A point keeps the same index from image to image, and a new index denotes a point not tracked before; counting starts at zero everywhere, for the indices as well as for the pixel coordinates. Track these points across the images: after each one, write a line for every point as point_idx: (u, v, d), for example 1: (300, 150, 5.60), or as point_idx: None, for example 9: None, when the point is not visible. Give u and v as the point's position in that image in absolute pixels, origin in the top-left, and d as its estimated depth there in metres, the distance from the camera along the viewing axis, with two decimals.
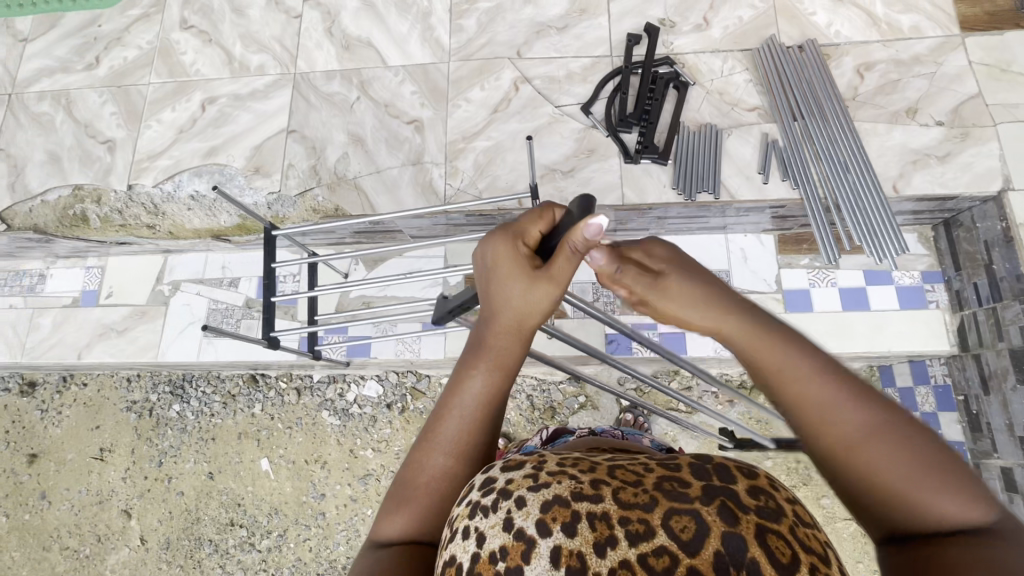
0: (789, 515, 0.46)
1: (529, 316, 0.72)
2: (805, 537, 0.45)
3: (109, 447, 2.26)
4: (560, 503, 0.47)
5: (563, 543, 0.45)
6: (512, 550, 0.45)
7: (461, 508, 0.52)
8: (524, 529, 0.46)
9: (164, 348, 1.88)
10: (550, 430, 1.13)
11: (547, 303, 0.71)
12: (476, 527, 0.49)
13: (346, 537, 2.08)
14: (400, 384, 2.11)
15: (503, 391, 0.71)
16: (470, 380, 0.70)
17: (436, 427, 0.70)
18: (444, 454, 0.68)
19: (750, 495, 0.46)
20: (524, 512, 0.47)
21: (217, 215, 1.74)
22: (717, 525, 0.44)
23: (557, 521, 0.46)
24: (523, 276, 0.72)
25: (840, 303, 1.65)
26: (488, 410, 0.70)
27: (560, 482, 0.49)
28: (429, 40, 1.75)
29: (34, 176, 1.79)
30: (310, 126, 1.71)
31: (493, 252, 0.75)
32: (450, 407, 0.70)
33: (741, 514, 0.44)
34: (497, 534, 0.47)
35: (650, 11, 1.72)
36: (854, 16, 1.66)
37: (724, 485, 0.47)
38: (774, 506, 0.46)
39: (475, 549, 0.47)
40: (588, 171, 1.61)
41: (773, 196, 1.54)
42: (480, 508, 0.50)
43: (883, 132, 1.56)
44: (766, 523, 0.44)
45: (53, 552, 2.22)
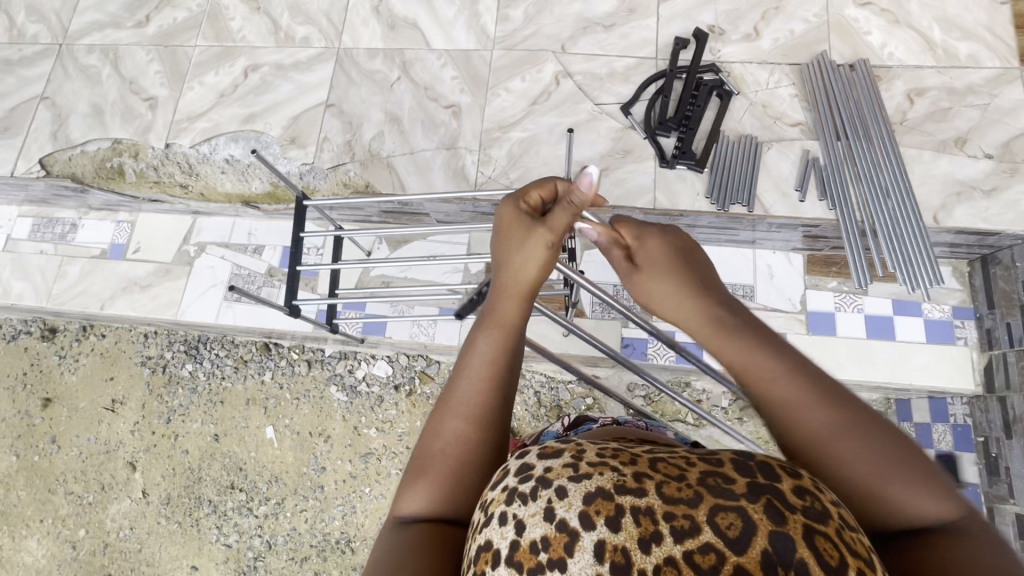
0: (835, 517, 0.47)
1: (531, 271, 0.77)
2: (850, 540, 0.45)
3: (121, 399, 2.30)
4: (603, 495, 0.47)
5: (607, 537, 0.45)
6: (554, 541, 0.47)
7: (496, 493, 0.54)
8: (566, 520, 0.47)
9: (184, 306, 1.90)
10: (571, 418, 1.12)
11: (543, 251, 0.77)
12: (515, 515, 0.50)
13: (342, 512, 2.10)
14: (410, 367, 2.12)
15: (513, 347, 0.72)
16: (479, 341, 0.72)
17: (450, 393, 0.70)
18: (458, 417, 0.68)
19: (796, 495, 0.47)
20: (566, 503, 0.48)
21: (250, 180, 1.76)
22: (764, 524, 0.44)
23: (601, 515, 0.46)
24: (525, 235, 0.78)
25: (864, 331, 1.62)
26: (498, 366, 0.70)
27: (602, 474, 0.49)
28: (474, 27, 1.75)
29: (77, 126, 1.83)
30: (349, 102, 1.72)
31: (501, 221, 0.82)
32: (461, 369, 0.71)
33: (789, 514, 0.45)
34: (537, 524, 0.48)
35: (700, 16, 1.69)
36: (910, 39, 1.63)
37: (769, 483, 0.48)
38: (821, 507, 0.47)
39: (514, 537, 0.49)
40: (622, 172, 1.59)
41: (808, 215, 1.51)
42: (518, 495, 0.51)
43: (928, 160, 1.52)
44: (814, 524, 0.45)
45: (58, 495, 2.27)
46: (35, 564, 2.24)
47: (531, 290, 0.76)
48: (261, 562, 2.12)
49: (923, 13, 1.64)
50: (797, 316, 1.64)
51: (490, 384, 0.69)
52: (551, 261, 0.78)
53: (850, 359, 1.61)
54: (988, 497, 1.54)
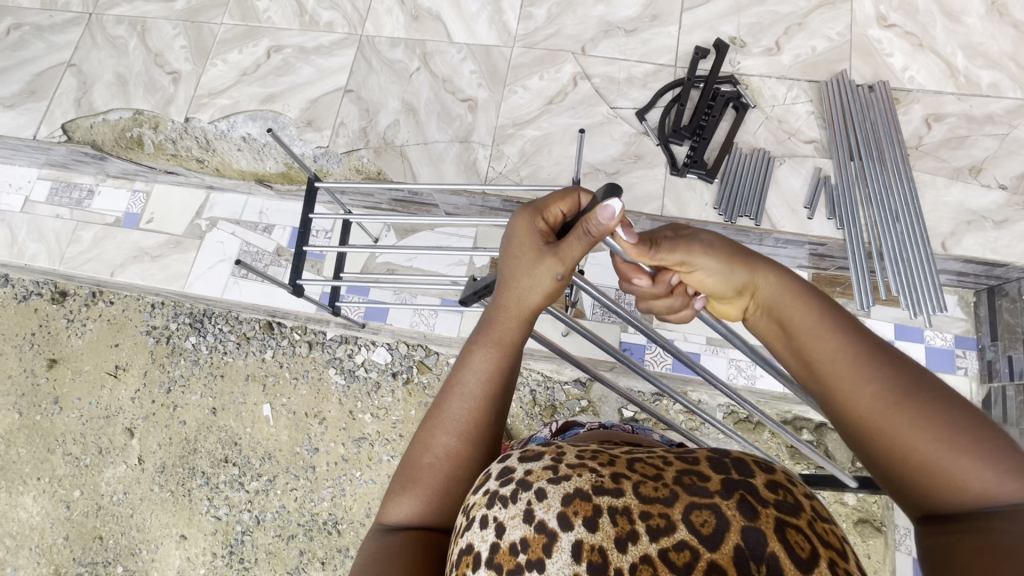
0: (806, 510, 0.49)
1: (535, 299, 0.74)
2: (822, 532, 0.48)
3: (124, 365, 2.34)
4: (581, 496, 0.50)
5: (585, 537, 0.48)
6: (533, 542, 0.49)
7: (478, 497, 0.56)
8: (545, 521, 0.49)
9: (192, 279, 1.93)
10: (561, 422, 1.14)
11: (551, 283, 0.72)
12: (495, 518, 0.52)
13: (331, 493, 2.12)
14: (409, 355, 2.13)
15: (510, 368, 0.73)
16: (476, 360, 0.72)
17: (441, 408, 0.72)
18: (449, 434, 0.70)
19: (768, 490, 0.49)
20: (545, 505, 0.50)
21: (265, 160, 1.78)
22: (736, 520, 0.46)
23: (579, 515, 0.49)
24: (535, 257, 0.74)
25: None
26: (495, 385, 0.71)
27: (580, 475, 0.52)
28: (497, 23, 1.76)
29: (100, 94, 1.85)
30: (367, 89, 1.74)
31: (515, 231, 0.77)
32: (456, 388, 0.72)
33: (761, 509, 0.47)
34: (517, 526, 0.50)
35: (722, 27, 1.70)
36: (932, 64, 1.62)
37: (742, 480, 0.50)
38: (792, 501, 0.49)
39: (495, 539, 0.51)
40: (633, 177, 1.59)
41: (815, 232, 1.50)
42: (499, 497, 0.53)
43: (941, 187, 1.51)
44: (785, 517, 0.47)
45: (56, 455, 2.31)
46: (29, 521, 2.29)
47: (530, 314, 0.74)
48: (248, 536, 2.15)
49: (947, 39, 1.63)
50: None
51: (486, 401, 0.71)
52: (557, 291, 0.74)
53: None
54: None
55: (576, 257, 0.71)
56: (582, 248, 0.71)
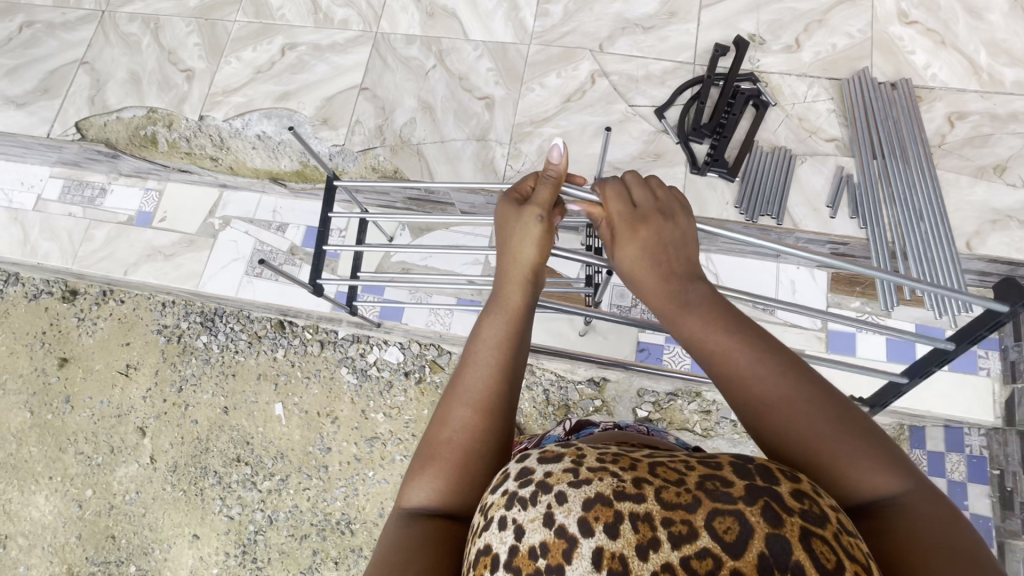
0: (831, 521, 0.48)
1: (530, 252, 0.81)
2: (848, 544, 0.46)
3: (135, 364, 2.34)
4: (602, 501, 0.48)
5: (605, 544, 0.46)
6: (552, 548, 0.48)
7: (496, 497, 0.54)
8: (566, 526, 0.48)
9: (206, 278, 1.92)
10: (574, 421, 1.16)
11: (536, 227, 0.81)
12: (514, 519, 0.51)
13: (344, 493, 2.12)
14: (421, 355, 2.12)
15: (520, 334, 0.76)
16: (488, 327, 0.76)
17: (457, 383, 0.73)
18: (465, 407, 0.70)
19: (794, 498, 0.47)
20: (565, 509, 0.49)
21: (280, 158, 1.77)
22: (761, 527, 0.45)
23: (600, 521, 0.47)
24: (518, 217, 0.83)
25: (884, 353, 1.63)
26: (505, 352, 0.74)
27: (602, 479, 0.50)
28: (513, 20, 1.75)
29: (114, 92, 1.84)
30: (383, 86, 1.72)
31: (500, 212, 0.85)
32: (468, 363, 0.74)
33: (786, 517, 0.46)
34: (536, 530, 0.49)
35: (742, 24, 1.68)
36: (955, 62, 1.60)
37: (767, 486, 0.48)
38: (818, 511, 0.48)
39: (514, 542, 0.50)
40: (652, 176, 1.58)
41: (837, 232, 1.49)
42: (519, 499, 0.52)
43: (966, 186, 1.49)
44: (810, 527, 0.46)
45: (68, 454, 2.31)
46: (41, 520, 2.29)
47: (529, 276, 0.80)
48: (261, 536, 2.15)
49: (970, 36, 1.61)
50: (818, 334, 1.66)
51: (498, 369, 0.73)
52: (547, 237, 0.83)
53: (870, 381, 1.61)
54: (1000, 532, 1.52)
55: (548, 199, 0.83)
56: (552, 191, 0.83)
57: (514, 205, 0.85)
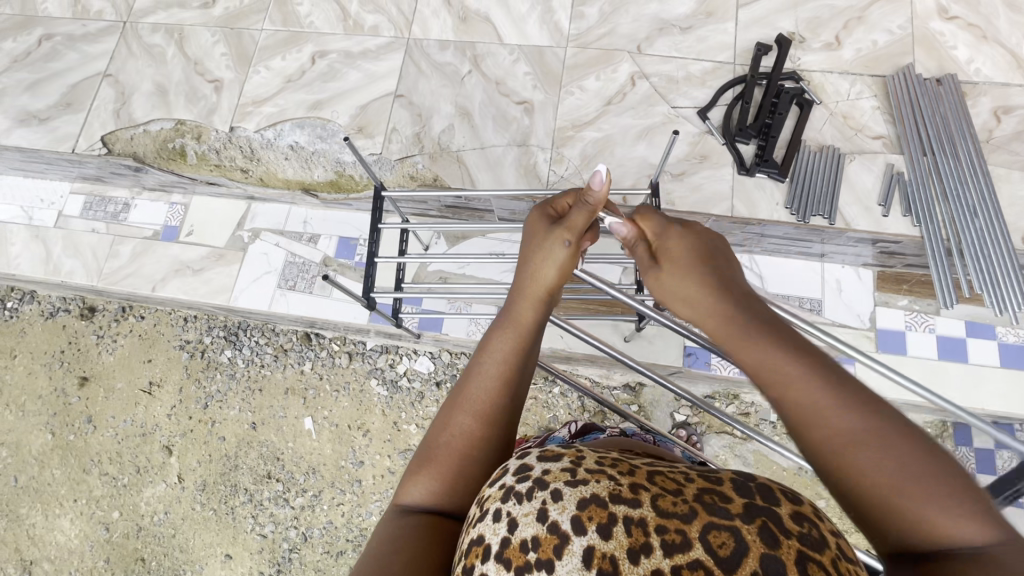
0: (832, 548, 0.46)
1: (551, 274, 0.77)
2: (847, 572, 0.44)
3: (159, 382, 2.28)
4: (597, 502, 0.48)
5: (597, 543, 0.45)
6: (544, 542, 0.47)
7: (494, 489, 0.53)
8: (559, 522, 0.47)
9: (237, 292, 1.88)
10: (578, 425, 1.22)
11: (564, 253, 0.77)
12: (509, 512, 0.50)
13: (379, 507, 2.08)
14: (453, 364, 2.08)
15: (528, 349, 0.72)
16: (496, 339, 0.72)
17: (461, 389, 0.70)
18: (467, 414, 0.68)
19: (793, 521, 0.46)
20: (560, 506, 0.48)
21: (313, 168, 1.73)
22: (756, 546, 0.44)
23: (593, 521, 0.47)
24: (545, 237, 0.79)
25: (936, 351, 1.58)
26: (510, 364, 0.70)
27: (599, 481, 0.50)
28: (548, 23, 1.72)
29: (140, 105, 1.80)
30: (418, 93, 1.69)
31: (527, 223, 0.84)
32: (474, 369, 0.71)
33: (783, 539, 0.45)
34: (529, 524, 0.48)
35: (781, 23, 1.66)
36: (997, 56, 1.59)
37: (766, 506, 0.47)
38: (818, 536, 0.46)
39: (506, 534, 0.49)
40: (699, 178, 1.55)
41: (891, 230, 1.46)
42: (515, 493, 0.51)
43: (1017, 181, 1.47)
44: (808, 551, 0.44)
45: (92, 475, 2.25)
46: (67, 544, 2.23)
47: (545, 294, 0.76)
48: (296, 554, 2.10)
49: (1011, 30, 1.60)
50: (867, 333, 1.61)
51: (504, 383, 0.69)
52: (570, 265, 0.78)
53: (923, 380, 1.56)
54: None
55: (581, 226, 0.79)
56: (588, 218, 0.80)
57: (547, 222, 0.82)
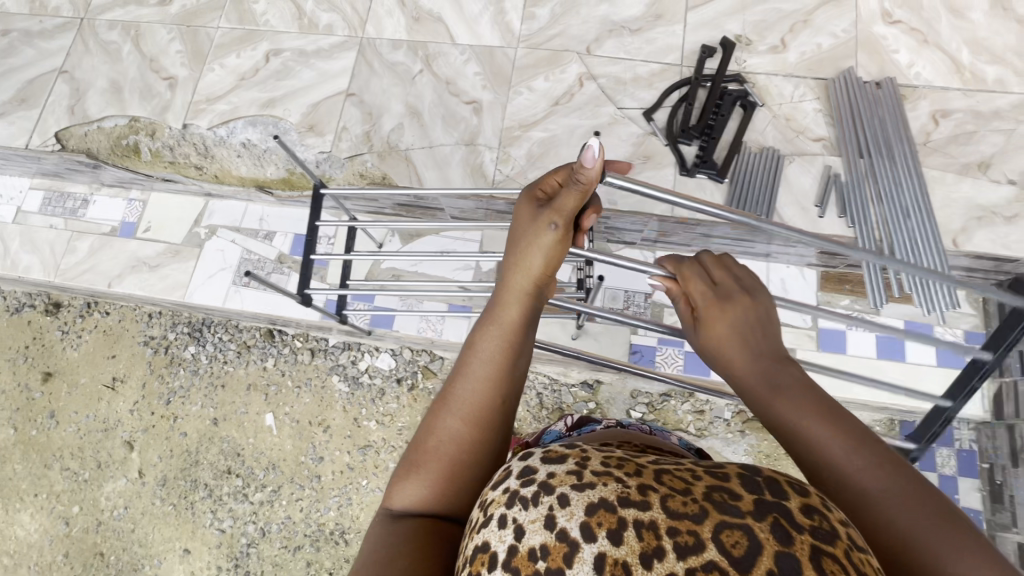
0: (845, 540, 0.44)
1: (536, 260, 0.75)
2: (862, 564, 0.43)
3: (122, 377, 2.29)
4: (606, 507, 0.45)
5: (608, 551, 0.43)
6: (552, 551, 0.44)
7: (496, 494, 0.51)
8: (567, 530, 0.45)
9: (192, 289, 1.89)
10: (575, 417, 1.13)
11: (550, 238, 0.75)
12: (514, 519, 0.47)
13: (338, 503, 2.08)
14: (413, 361, 2.10)
15: (518, 346, 0.71)
16: (484, 339, 0.71)
17: (451, 388, 0.70)
18: (456, 414, 0.67)
19: (804, 514, 0.44)
20: (568, 512, 0.45)
21: (265, 166, 1.74)
22: (770, 543, 0.42)
23: (602, 527, 0.44)
24: (532, 224, 0.76)
25: (874, 350, 1.62)
26: (500, 361, 0.70)
27: (606, 484, 0.46)
28: (500, 24, 1.74)
29: (94, 102, 1.81)
30: (369, 92, 1.71)
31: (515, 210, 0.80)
32: (465, 366, 0.70)
33: (796, 534, 0.42)
34: (537, 531, 0.45)
35: (728, 25, 1.68)
36: (937, 60, 1.61)
37: (778, 501, 0.45)
38: (830, 529, 0.44)
39: (512, 542, 0.46)
40: (642, 177, 1.58)
41: (827, 231, 1.49)
42: (520, 498, 0.48)
43: (951, 183, 1.50)
44: (821, 544, 0.42)
45: (54, 470, 2.26)
46: (27, 538, 2.24)
47: (532, 282, 0.75)
48: (254, 548, 2.10)
49: (952, 34, 1.63)
50: (809, 332, 1.64)
51: (494, 382, 0.69)
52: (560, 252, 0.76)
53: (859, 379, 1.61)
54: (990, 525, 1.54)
55: (572, 207, 0.76)
56: (575, 199, 0.76)
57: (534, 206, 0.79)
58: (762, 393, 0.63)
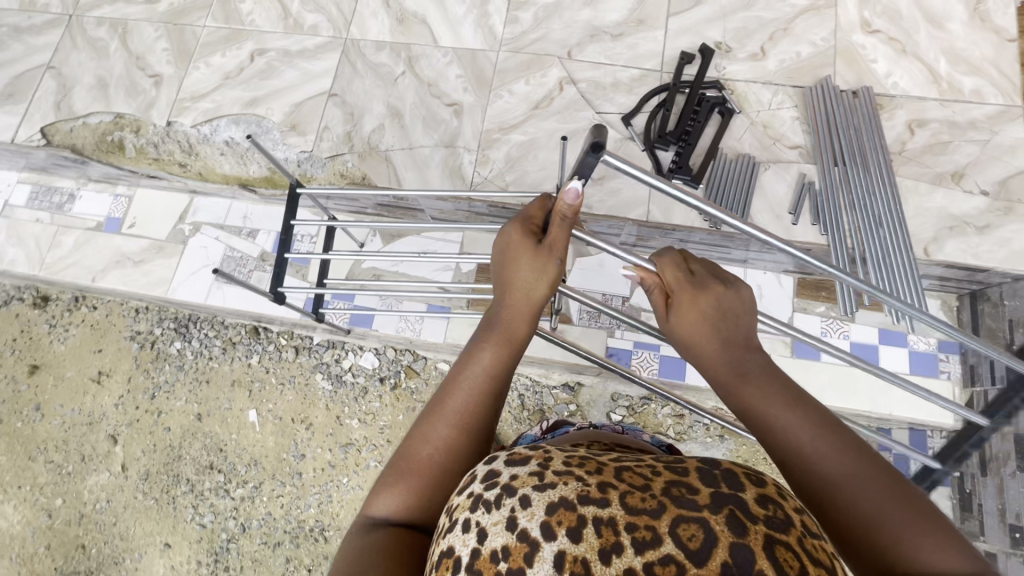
0: (797, 527, 0.47)
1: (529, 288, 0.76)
2: (812, 549, 0.46)
3: (107, 371, 2.31)
4: (567, 506, 0.48)
5: (568, 548, 0.46)
6: (513, 551, 0.47)
7: (462, 499, 0.55)
8: (528, 530, 0.48)
9: (175, 285, 1.91)
10: (551, 421, 1.15)
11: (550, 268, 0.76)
12: (477, 522, 0.51)
13: (318, 500, 2.09)
14: (396, 360, 2.11)
15: (507, 362, 0.73)
16: (478, 353, 0.73)
17: (442, 399, 0.72)
18: (445, 425, 0.70)
19: (758, 505, 0.47)
20: (529, 513, 0.49)
21: (248, 164, 1.76)
22: (724, 535, 0.45)
23: (563, 525, 0.47)
24: (523, 250, 0.77)
25: (848, 357, 1.62)
26: (492, 377, 0.72)
27: (567, 484, 0.50)
28: (483, 27, 1.75)
29: (80, 98, 1.83)
30: (352, 93, 1.72)
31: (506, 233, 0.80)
32: (457, 379, 0.72)
33: (751, 525, 0.46)
34: (499, 534, 0.48)
35: (708, 32, 1.70)
36: (915, 69, 1.62)
37: (731, 493, 0.48)
38: (782, 517, 0.47)
39: (476, 545, 0.49)
40: (618, 182, 1.61)
41: (799, 238, 1.51)
42: (484, 502, 0.52)
43: (925, 193, 1.51)
44: (775, 534, 0.45)
45: (38, 463, 2.27)
46: (10, 530, 2.25)
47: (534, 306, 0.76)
48: (234, 544, 2.11)
49: (930, 45, 1.64)
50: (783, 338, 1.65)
51: (484, 396, 0.71)
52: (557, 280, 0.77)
53: (832, 385, 1.61)
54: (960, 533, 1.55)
55: (563, 240, 0.76)
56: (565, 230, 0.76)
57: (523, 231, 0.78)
58: (729, 379, 0.67)
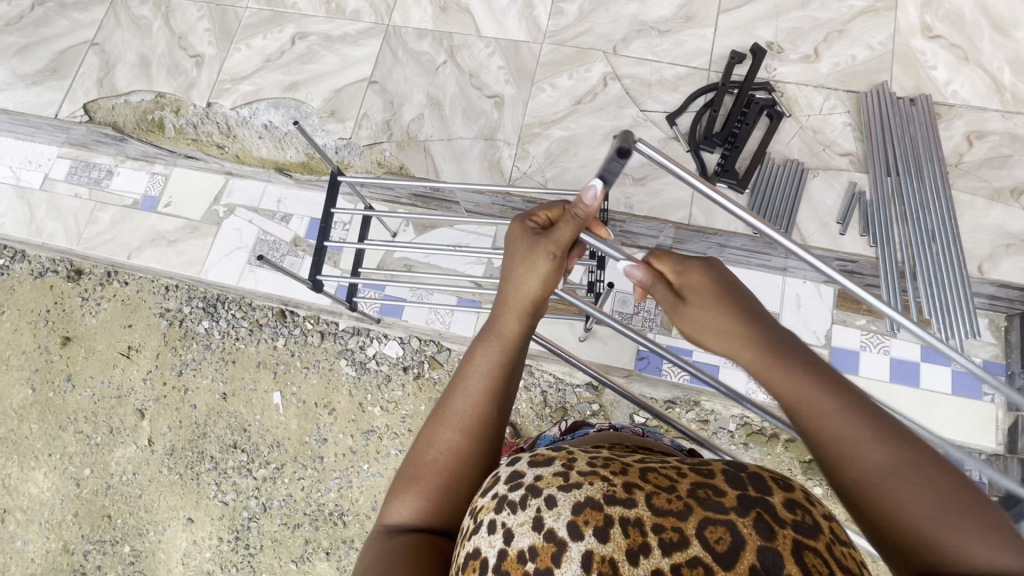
0: (826, 533, 0.45)
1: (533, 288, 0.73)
2: (842, 555, 0.44)
3: (137, 346, 2.34)
4: (592, 505, 0.46)
5: (594, 548, 0.44)
6: (541, 552, 0.45)
7: (485, 499, 0.52)
8: (554, 530, 0.46)
9: (208, 265, 1.92)
10: (570, 421, 1.13)
11: (546, 265, 0.72)
12: (503, 523, 0.48)
13: (338, 484, 2.10)
14: (420, 350, 2.10)
15: (512, 364, 0.71)
16: (480, 354, 0.71)
17: (446, 402, 0.69)
18: (452, 428, 0.67)
19: (786, 509, 0.45)
20: (554, 513, 0.47)
21: (286, 149, 1.76)
22: (752, 538, 0.43)
23: (589, 525, 0.45)
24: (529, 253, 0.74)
25: (887, 373, 1.58)
26: (495, 378, 0.69)
27: (592, 483, 0.47)
28: (527, 18, 1.72)
29: (123, 76, 1.84)
30: (392, 80, 1.70)
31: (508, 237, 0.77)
32: (458, 385, 0.70)
33: (778, 529, 0.43)
34: (525, 534, 0.47)
35: (760, 31, 1.64)
36: (977, 78, 1.56)
37: (760, 496, 0.46)
38: (812, 522, 0.45)
39: (502, 546, 0.47)
40: (660, 183, 1.58)
41: (846, 249, 1.47)
42: (508, 503, 0.49)
43: (981, 208, 1.46)
44: (803, 538, 0.43)
45: (68, 433, 2.32)
46: (39, 496, 2.31)
47: (530, 307, 0.73)
48: (254, 523, 2.14)
49: (995, 53, 1.57)
50: (819, 350, 1.61)
51: (488, 401, 0.68)
52: (554, 278, 0.74)
53: None
54: None
55: (566, 239, 0.74)
56: (573, 231, 0.74)
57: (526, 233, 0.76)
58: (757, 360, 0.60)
